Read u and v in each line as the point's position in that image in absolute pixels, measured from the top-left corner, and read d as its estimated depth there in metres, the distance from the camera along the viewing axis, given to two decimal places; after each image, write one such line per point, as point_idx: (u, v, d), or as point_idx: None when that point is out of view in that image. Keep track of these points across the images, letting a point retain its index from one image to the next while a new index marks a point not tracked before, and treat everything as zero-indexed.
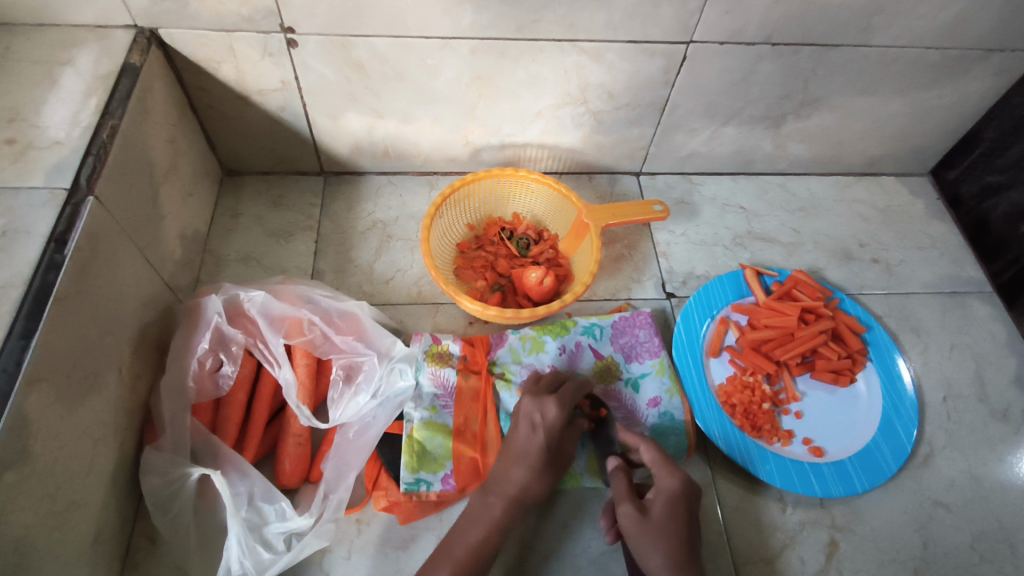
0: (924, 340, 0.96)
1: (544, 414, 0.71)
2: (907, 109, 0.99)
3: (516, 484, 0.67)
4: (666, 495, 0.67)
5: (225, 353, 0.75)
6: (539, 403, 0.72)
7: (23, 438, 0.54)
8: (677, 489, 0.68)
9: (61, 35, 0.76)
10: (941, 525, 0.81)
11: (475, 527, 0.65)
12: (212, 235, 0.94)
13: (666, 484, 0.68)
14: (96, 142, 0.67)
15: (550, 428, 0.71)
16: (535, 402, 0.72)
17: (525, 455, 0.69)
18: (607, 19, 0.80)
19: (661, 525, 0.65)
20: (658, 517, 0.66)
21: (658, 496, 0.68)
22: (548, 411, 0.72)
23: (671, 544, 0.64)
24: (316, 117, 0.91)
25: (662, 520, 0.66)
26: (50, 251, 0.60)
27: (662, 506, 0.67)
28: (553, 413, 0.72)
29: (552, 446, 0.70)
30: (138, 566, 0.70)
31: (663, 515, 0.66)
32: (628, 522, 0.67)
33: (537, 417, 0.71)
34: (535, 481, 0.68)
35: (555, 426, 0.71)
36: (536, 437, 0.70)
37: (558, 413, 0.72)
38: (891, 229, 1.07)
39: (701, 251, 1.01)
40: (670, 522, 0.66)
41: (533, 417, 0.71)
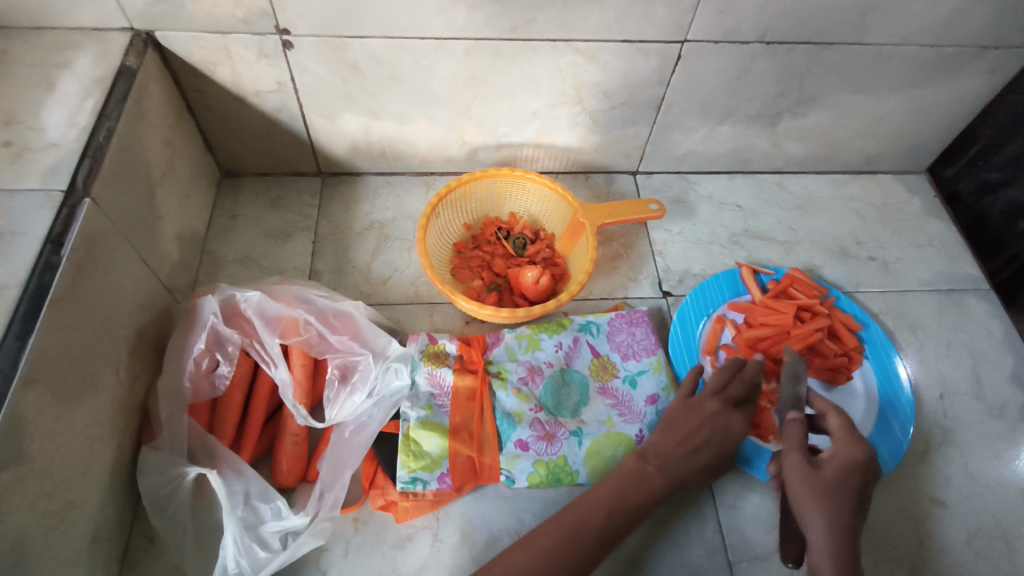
0: (921, 337, 0.96)
1: (730, 427, 0.74)
2: (903, 106, 0.99)
3: (689, 473, 0.71)
4: (847, 458, 0.67)
5: (221, 353, 0.76)
6: (727, 411, 0.75)
7: (19, 438, 0.55)
8: (859, 459, 0.67)
9: (58, 38, 0.76)
10: (937, 522, 0.82)
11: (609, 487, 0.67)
12: (211, 236, 0.95)
13: (852, 451, 0.68)
14: (93, 144, 0.68)
15: (733, 439, 0.74)
16: (721, 412, 0.74)
17: (698, 450, 0.72)
18: (601, 18, 0.80)
19: (827, 484, 0.65)
20: (829, 475, 0.66)
21: (832, 459, 0.67)
22: (732, 423, 0.74)
23: (833, 504, 0.63)
24: (313, 119, 0.92)
25: (833, 480, 0.65)
26: (46, 252, 0.60)
27: (836, 467, 0.66)
28: (737, 425, 0.74)
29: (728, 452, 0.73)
30: (137, 565, 0.70)
31: (835, 475, 0.66)
32: (795, 472, 0.67)
33: (718, 425, 0.74)
34: (702, 475, 0.72)
35: (736, 438, 0.74)
36: (713, 441, 0.73)
37: (746, 428, 0.74)
38: (887, 226, 1.07)
39: (698, 250, 1.01)
40: (839, 485, 0.65)
41: (715, 421, 0.74)
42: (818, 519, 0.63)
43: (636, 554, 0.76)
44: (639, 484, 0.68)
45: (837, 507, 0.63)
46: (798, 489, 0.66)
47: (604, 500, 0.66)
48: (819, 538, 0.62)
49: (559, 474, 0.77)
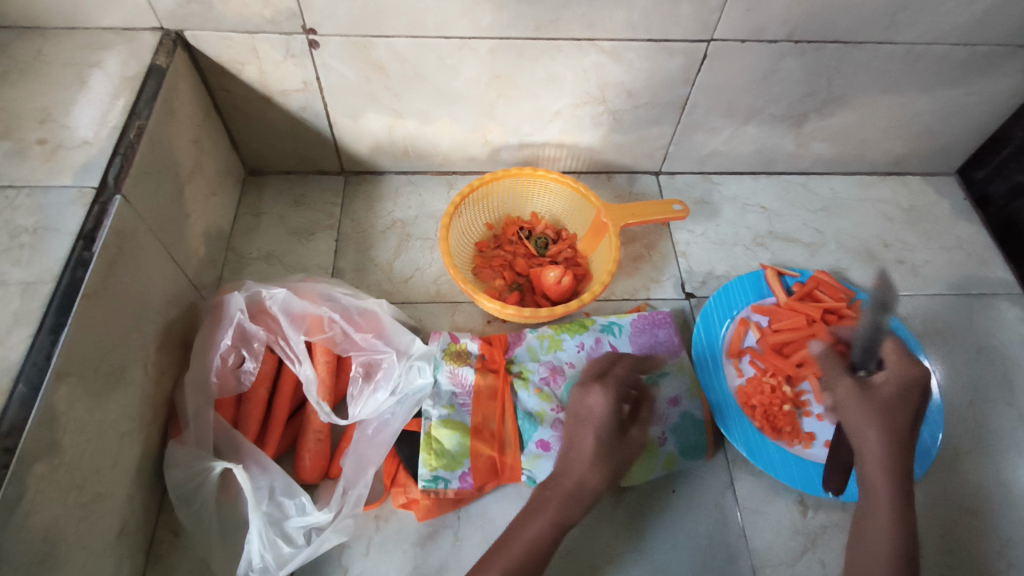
0: (950, 342, 0.94)
1: (591, 406, 0.71)
2: (933, 107, 0.97)
3: (574, 479, 0.67)
4: (897, 374, 0.73)
5: (247, 350, 0.76)
6: (584, 396, 0.72)
7: (52, 430, 0.56)
8: (906, 370, 0.73)
9: (90, 38, 0.78)
10: (967, 531, 0.80)
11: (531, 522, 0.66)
12: (236, 234, 0.96)
13: (909, 370, 0.73)
14: (124, 141, 0.69)
15: (597, 421, 0.70)
16: (580, 395, 0.72)
17: (576, 448, 0.69)
18: (627, 18, 0.80)
19: (873, 400, 0.72)
20: (884, 393, 0.72)
21: (889, 380, 0.73)
22: (595, 401, 0.71)
23: (886, 414, 0.71)
24: (337, 118, 0.92)
25: (881, 396, 0.72)
26: (79, 248, 0.61)
27: (890, 383, 0.72)
28: (595, 401, 0.71)
29: (603, 435, 0.69)
30: (162, 558, 0.71)
31: (891, 393, 0.72)
32: (847, 401, 0.73)
33: (584, 412, 0.71)
34: (593, 475, 0.68)
35: (600, 416, 0.70)
36: (585, 431, 0.70)
37: (605, 401, 0.71)
38: (916, 229, 1.05)
39: (721, 251, 1.00)
40: (889, 400, 0.71)
41: (577, 410, 0.72)
42: (875, 433, 0.70)
43: (658, 558, 0.75)
44: (539, 517, 0.66)
45: (893, 422, 0.70)
46: (852, 407, 0.73)
47: (511, 556, 0.63)
48: (876, 450, 0.70)
49: None
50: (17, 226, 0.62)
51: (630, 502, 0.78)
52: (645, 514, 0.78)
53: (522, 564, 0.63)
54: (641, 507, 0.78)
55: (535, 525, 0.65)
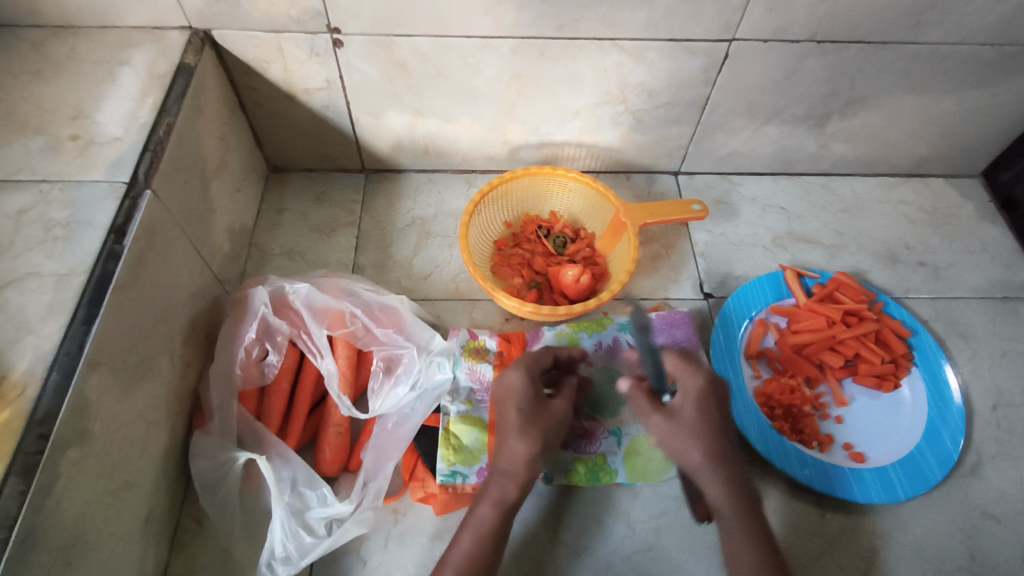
0: (973, 346, 0.93)
1: (509, 385, 0.73)
2: (958, 108, 0.96)
3: (507, 455, 0.68)
4: (695, 397, 0.71)
5: (270, 343, 0.78)
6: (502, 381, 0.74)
7: (84, 418, 0.57)
8: (702, 388, 0.72)
9: (121, 37, 0.79)
10: (988, 537, 0.79)
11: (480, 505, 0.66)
12: (259, 229, 0.97)
13: (693, 382, 0.72)
14: (154, 138, 0.70)
15: (516, 395, 0.72)
16: (497, 380, 0.74)
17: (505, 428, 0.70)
18: (648, 17, 0.80)
19: (689, 425, 0.70)
20: (689, 417, 0.70)
21: (685, 401, 0.71)
22: (511, 380, 0.73)
23: (707, 439, 0.70)
24: (359, 116, 0.94)
25: (694, 422, 0.70)
26: (110, 241, 0.62)
27: (690, 407, 0.71)
28: (513, 380, 0.73)
29: (523, 407, 0.70)
30: (186, 546, 0.72)
31: (694, 415, 0.70)
32: (664, 430, 0.71)
33: (502, 391, 0.73)
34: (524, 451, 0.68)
35: (517, 393, 0.72)
36: (506, 410, 0.71)
37: (520, 378, 0.73)
38: (939, 231, 1.04)
39: (740, 252, 0.99)
40: (701, 423, 0.70)
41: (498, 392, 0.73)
42: (699, 454, 0.69)
43: (674, 556, 0.75)
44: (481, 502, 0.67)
45: (712, 438, 0.70)
46: (671, 437, 0.70)
47: (464, 550, 0.64)
48: (706, 470, 0.69)
49: (599, 472, 0.78)
50: (51, 219, 0.64)
51: (646, 500, 0.78)
52: (662, 512, 0.78)
53: (474, 551, 0.63)
54: (656, 506, 0.78)
55: (479, 511, 0.66)
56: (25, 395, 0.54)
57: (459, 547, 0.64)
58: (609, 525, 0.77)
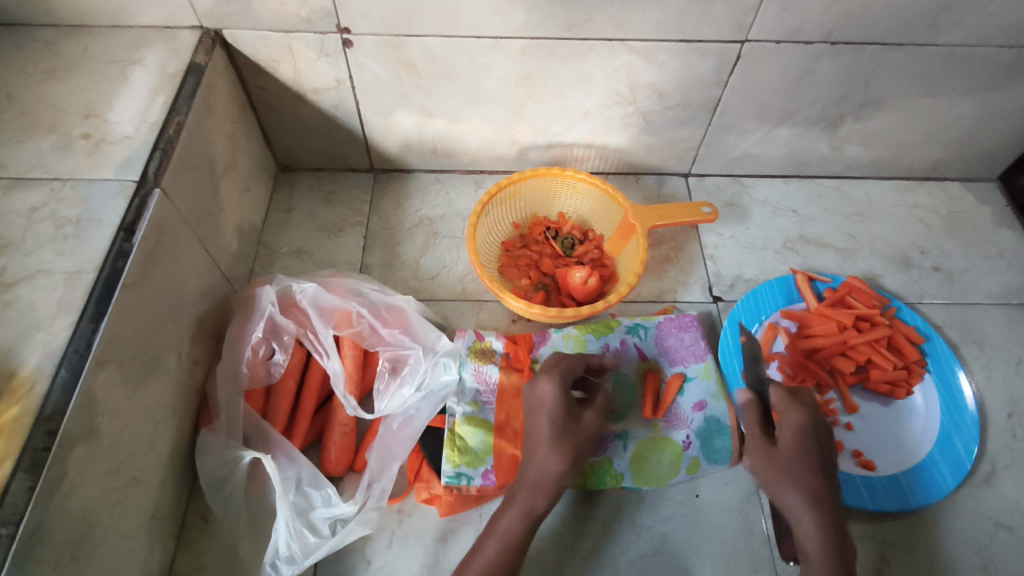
0: (987, 353, 0.91)
1: (540, 395, 0.71)
2: (975, 111, 0.95)
3: (536, 470, 0.67)
4: (797, 435, 0.69)
5: (277, 342, 0.78)
6: (533, 388, 0.72)
7: (92, 415, 0.57)
8: (803, 425, 0.70)
9: (132, 36, 0.80)
10: (1002, 548, 0.77)
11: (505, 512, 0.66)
12: (267, 228, 0.98)
13: (793, 416, 0.71)
14: (164, 136, 0.71)
15: (549, 407, 0.69)
16: (528, 387, 0.72)
17: (534, 441, 0.69)
18: (659, 18, 0.79)
19: (789, 459, 0.68)
20: (786, 449, 0.69)
21: (784, 432, 0.70)
22: (543, 390, 0.71)
23: (807, 477, 0.67)
24: (368, 116, 0.94)
25: (790, 457, 0.68)
26: (120, 240, 0.63)
27: (789, 444, 0.69)
28: (544, 390, 0.71)
29: (554, 420, 0.69)
30: (192, 544, 0.73)
31: (792, 447, 0.69)
32: (761, 463, 0.70)
33: (533, 402, 0.71)
34: (553, 465, 0.67)
35: (549, 405, 0.70)
36: (537, 422, 0.70)
37: (553, 389, 0.70)
38: (953, 236, 1.02)
39: (750, 255, 0.98)
40: (800, 458, 0.68)
41: (527, 399, 0.71)
42: (790, 490, 0.67)
43: (680, 562, 0.75)
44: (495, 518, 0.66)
45: (805, 476, 0.67)
46: (764, 471, 0.69)
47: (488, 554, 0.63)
48: (796, 506, 0.66)
49: (604, 476, 0.77)
50: (62, 217, 0.64)
51: (653, 505, 0.78)
52: (668, 517, 0.77)
53: (500, 560, 0.63)
54: (663, 511, 0.77)
55: (508, 516, 0.65)
56: (33, 391, 0.54)
57: (484, 553, 0.64)
58: (615, 529, 0.76)
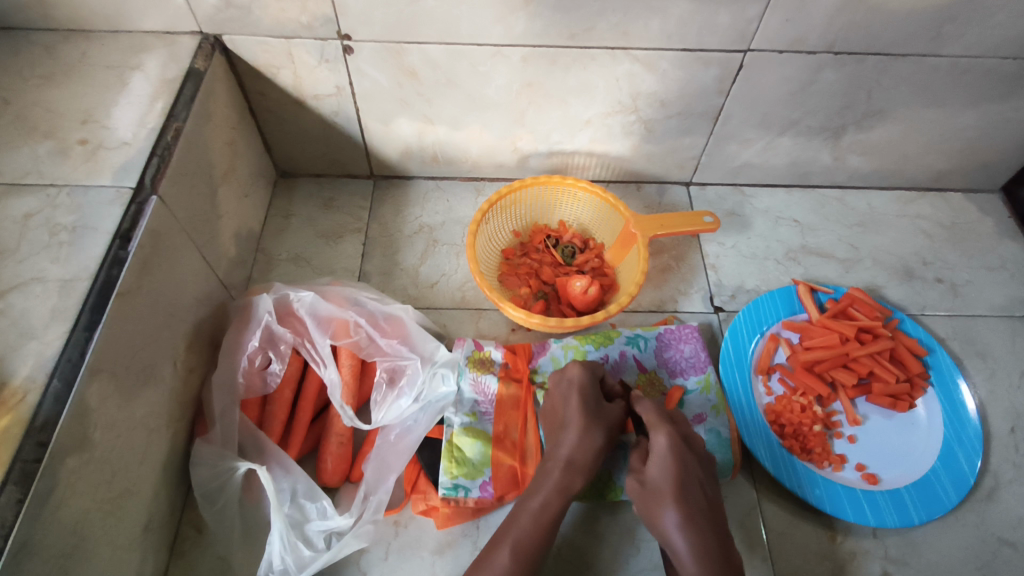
0: (991, 366, 0.91)
1: (570, 377, 0.75)
2: (979, 122, 0.94)
3: (569, 446, 0.69)
4: (666, 456, 0.68)
5: (274, 351, 0.77)
6: (563, 373, 0.76)
7: (84, 425, 0.57)
8: (668, 446, 0.68)
9: (132, 41, 0.79)
10: (1006, 565, 0.76)
11: (499, 548, 0.64)
12: (266, 235, 0.97)
13: (660, 439, 0.69)
14: (161, 143, 0.70)
15: (580, 387, 0.73)
16: (558, 373, 0.76)
17: (567, 419, 0.71)
18: (662, 27, 0.79)
19: (658, 485, 0.67)
20: (656, 478, 0.67)
21: (652, 458, 0.69)
22: (572, 375, 0.75)
23: (678, 498, 0.66)
24: (369, 123, 0.93)
25: (660, 480, 0.67)
26: (115, 247, 0.62)
27: (658, 468, 0.68)
28: (576, 373, 0.75)
29: (587, 399, 0.72)
30: (185, 555, 0.72)
31: (661, 474, 0.67)
32: (636, 493, 0.68)
33: (565, 383, 0.75)
34: (586, 442, 0.69)
35: (581, 385, 0.73)
36: (571, 400, 0.73)
37: (582, 371, 0.75)
38: (956, 247, 1.02)
39: (752, 265, 0.98)
40: (669, 479, 0.67)
41: (560, 386, 0.75)
42: (668, 515, 0.65)
43: None
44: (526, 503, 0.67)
45: (682, 496, 0.66)
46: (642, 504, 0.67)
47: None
48: (674, 531, 0.64)
49: (604, 490, 0.76)
50: (58, 224, 0.63)
51: None
52: None
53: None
54: None
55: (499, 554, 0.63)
56: (24, 402, 0.53)
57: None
58: (614, 543, 0.75)
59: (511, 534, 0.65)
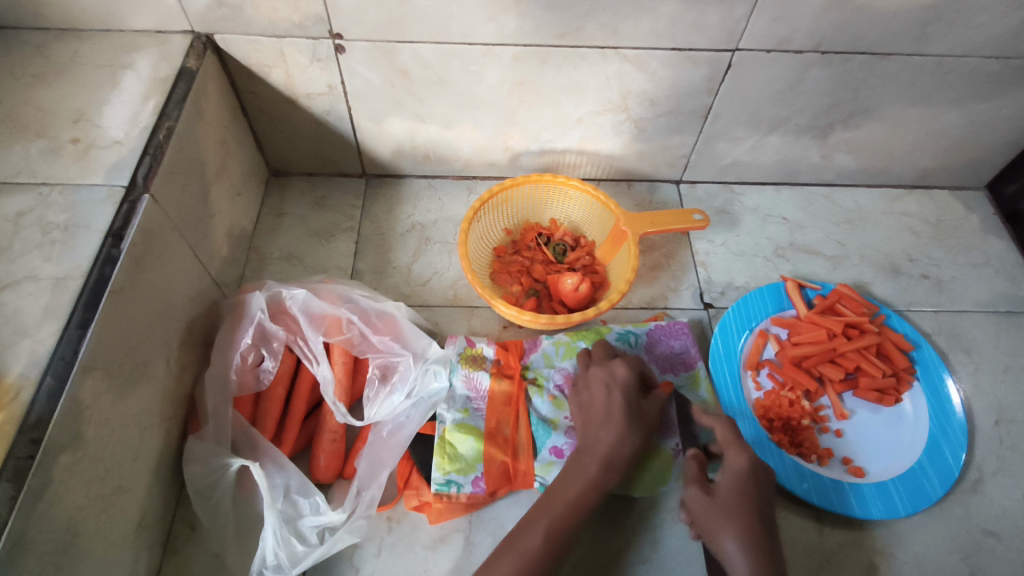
0: (976, 360, 0.92)
1: (615, 375, 0.74)
2: (963, 120, 0.95)
3: (608, 444, 0.69)
4: (739, 477, 0.67)
5: (266, 349, 0.77)
6: (607, 368, 0.76)
7: (78, 422, 0.57)
8: (745, 468, 0.67)
9: (123, 40, 0.80)
10: (990, 556, 0.78)
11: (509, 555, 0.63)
12: (259, 234, 0.98)
13: (739, 460, 0.68)
14: (154, 141, 0.70)
15: (624, 386, 0.73)
16: (603, 368, 0.76)
17: (608, 416, 0.71)
18: (651, 27, 0.80)
19: (728, 502, 0.66)
20: (725, 497, 0.66)
21: (725, 476, 0.67)
22: (618, 373, 0.75)
23: (747, 522, 0.64)
24: (361, 122, 0.94)
25: (730, 500, 0.66)
26: (108, 246, 0.62)
27: (731, 486, 0.66)
28: (622, 371, 0.75)
29: (630, 398, 0.72)
30: (179, 551, 0.72)
31: (731, 495, 0.66)
32: (698, 505, 0.67)
33: (608, 378, 0.74)
34: (626, 441, 0.70)
35: (627, 384, 0.74)
36: (612, 397, 0.73)
37: (629, 371, 0.74)
38: (942, 244, 1.03)
39: (741, 262, 0.99)
40: (739, 500, 0.65)
41: (605, 381, 0.74)
42: (732, 540, 0.64)
43: (670, 568, 0.74)
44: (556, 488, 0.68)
45: (751, 522, 0.64)
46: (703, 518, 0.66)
47: None
48: (736, 557, 0.63)
49: None
50: (50, 223, 0.64)
51: (644, 512, 0.78)
52: (657, 525, 0.77)
53: None
54: (654, 518, 0.77)
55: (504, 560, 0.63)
56: (18, 399, 0.54)
57: None
58: (606, 537, 0.76)
59: (546, 520, 0.65)
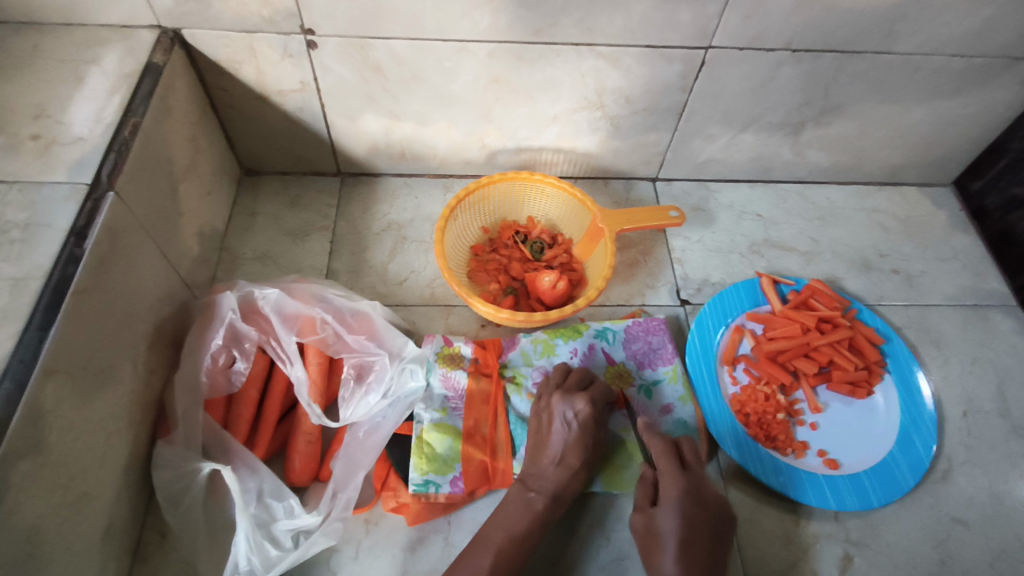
0: (945, 353, 0.94)
1: (574, 410, 0.73)
2: (930, 117, 0.98)
3: (554, 481, 0.70)
4: (677, 503, 0.69)
5: (238, 350, 0.76)
6: (567, 401, 0.74)
7: (39, 427, 0.55)
8: (679, 497, 0.69)
9: (86, 35, 0.77)
10: (960, 544, 0.80)
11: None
12: (230, 234, 0.96)
13: (673, 491, 0.70)
14: (118, 138, 0.68)
15: (582, 425, 0.73)
16: (564, 401, 0.74)
17: (561, 453, 0.72)
18: (625, 23, 0.80)
19: (665, 533, 0.68)
20: (663, 525, 0.69)
21: (666, 505, 0.70)
22: (578, 408, 0.73)
23: (685, 551, 0.66)
24: (334, 119, 0.92)
25: (668, 526, 0.68)
26: (70, 245, 0.60)
27: (668, 517, 0.69)
28: (583, 409, 0.73)
29: (587, 440, 0.73)
30: (149, 560, 0.70)
31: (670, 523, 0.68)
32: (642, 532, 0.70)
33: (569, 415, 0.73)
34: (573, 479, 0.71)
35: (587, 423, 0.73)
36: (568, 435, 0.72)
37: (588, 408, 0.74)
38: (911, 239, 1.05)
39: (716, 258, 1.00)
40: (678, 528, 0.68)
41: (564, 417, 0.73)
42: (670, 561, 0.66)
43: None
44: (499, 523, 0.68)
45: (687, 550, 0.66)
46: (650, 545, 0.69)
47: None
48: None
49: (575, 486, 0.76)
50: (8, 222, 0.61)
51: (622, 509, 0.78)
52: None
53: None
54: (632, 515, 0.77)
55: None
56: None
57: None
58: (584, 535, 0.76)
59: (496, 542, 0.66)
